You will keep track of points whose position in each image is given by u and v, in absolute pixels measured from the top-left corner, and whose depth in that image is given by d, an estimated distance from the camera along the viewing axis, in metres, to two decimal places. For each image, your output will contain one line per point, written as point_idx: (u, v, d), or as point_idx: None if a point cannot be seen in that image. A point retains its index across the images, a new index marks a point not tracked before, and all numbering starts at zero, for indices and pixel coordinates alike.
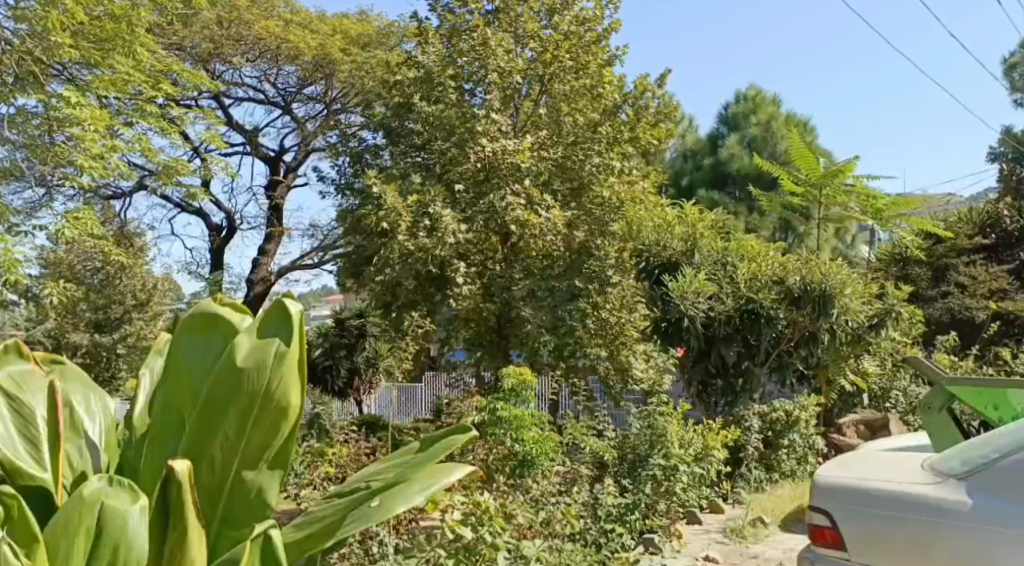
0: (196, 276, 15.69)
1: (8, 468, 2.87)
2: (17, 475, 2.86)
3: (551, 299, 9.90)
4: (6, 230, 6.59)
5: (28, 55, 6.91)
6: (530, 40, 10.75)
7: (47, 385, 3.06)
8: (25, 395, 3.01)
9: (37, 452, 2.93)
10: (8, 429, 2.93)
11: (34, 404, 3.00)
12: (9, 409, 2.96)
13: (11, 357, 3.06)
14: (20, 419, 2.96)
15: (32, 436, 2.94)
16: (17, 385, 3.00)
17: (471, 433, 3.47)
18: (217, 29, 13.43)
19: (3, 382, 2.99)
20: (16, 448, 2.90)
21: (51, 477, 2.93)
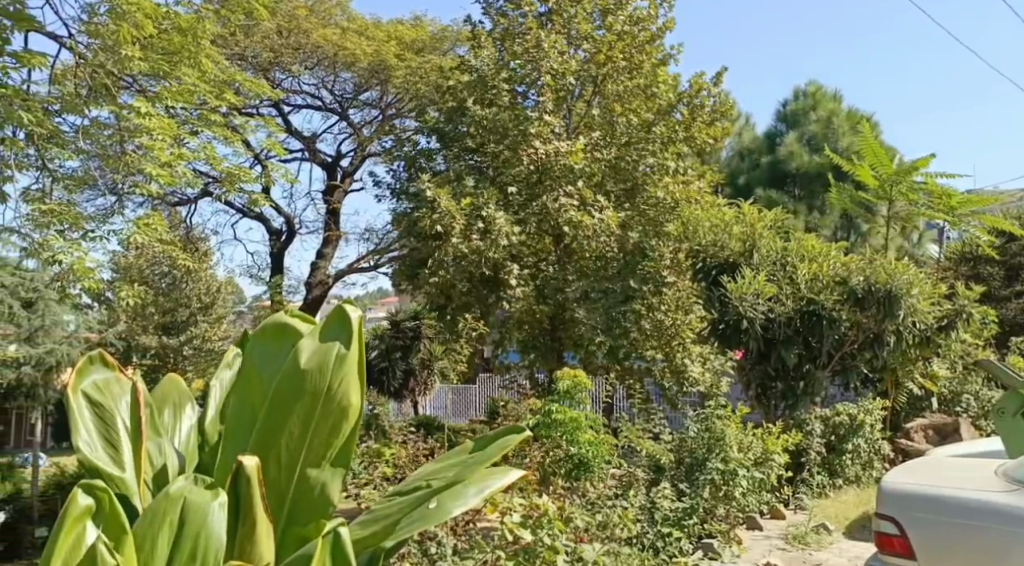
0: (257, 279, 15.99)
1: (91, 469, 2.99)
2: (98, 475, 2.98)
3: (606, 300, 9.84)
4: (80, 237, 6.78)
5: (101, 69, 7.04)
6: (584, 42, 10.72)
7: (130, 388, 3.16)
8: (109, 400, 3.11)
9: (118, 455, 3.05)
10: (91, 431, 3.05)
11: (116, 409, 3.10)
12: (92, 415, 3.06)
13: (93, 365, 3.17)
14: (102, 424, 3.06)
15: (113, 440, 3.06)
16: (100, 391, 3.11)
17: (525, 434, 3.42)
18: (278, 39, 13.77)
19: (86, 389, 3.09)
20: (96, 449, 3.02)
21: (130, 476, 3.03)
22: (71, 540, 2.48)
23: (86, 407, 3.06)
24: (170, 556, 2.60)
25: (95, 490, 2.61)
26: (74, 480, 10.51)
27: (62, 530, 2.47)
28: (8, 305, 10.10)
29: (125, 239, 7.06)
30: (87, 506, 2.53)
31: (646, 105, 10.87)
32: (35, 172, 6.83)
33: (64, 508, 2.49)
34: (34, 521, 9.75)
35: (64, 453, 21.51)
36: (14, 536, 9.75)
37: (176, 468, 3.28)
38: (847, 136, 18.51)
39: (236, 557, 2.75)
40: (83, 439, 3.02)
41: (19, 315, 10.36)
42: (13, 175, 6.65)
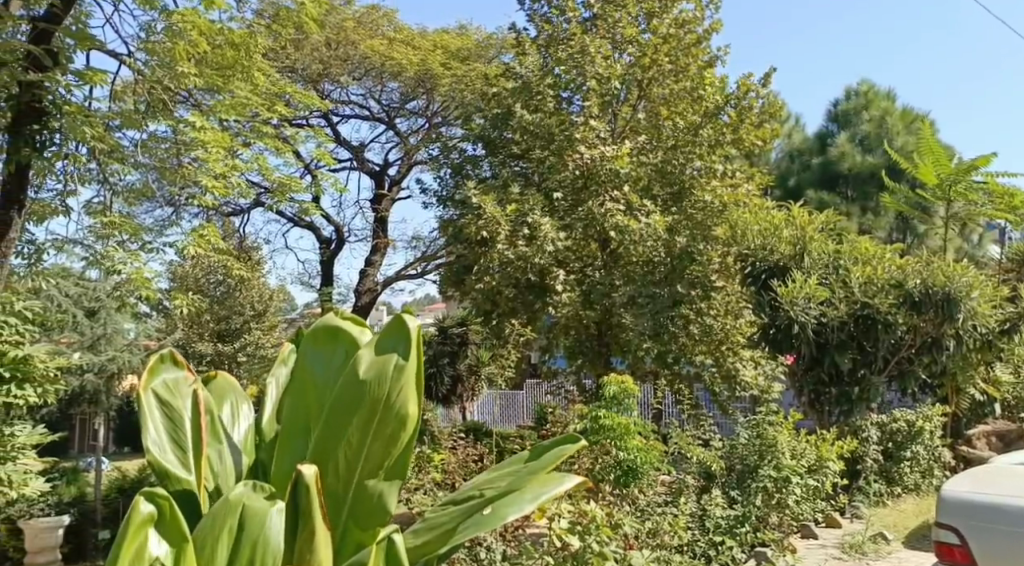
0: (307, 287, 16.20)
1: (157, 469, 3.13)
2: (165, 474, 3.13)
3: (653, 305, 9.56)
4: (140, 247, 6.87)
5: (157, 85, 7.24)
6: (629, 45, 10.73)
7: (195, 391, 3.31)
8: (176, 402, 3.26)
9: (184, 457, 3.18)
10: (160, 432, 3.20)
11: (183, 409, 3.25)
12: (162, 415, 3.21)
13: (164, 365, 3.32)
14: (170, 425, 3.21)
15: (180, 441, 3.20)
16: (169, 391, 3.26)
17: (581, 444, 3.42)
18: (326, 51, 14.00)
19: (157, 389, 3.25)
20: (164, 448, 3.16)
21: (195, 478, 3.16)
22: (133, 549, 2.58)
23: (156, 408, 3.22)
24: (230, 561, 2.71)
25: (157, 498, 2.67)
26: (136, 483, 10.76)
27: (123, 541, 2.56)
28: (72, 314, 10.40)
29: (182, 250, 7.16)
30: (150, 513, 2.62)
31: (693, 107, 10.61)
32: (96, 185, 6.96)
33: (126, 516, 2.59)
34: (98, 524, 10.00)
35: (124, 457, 22.00)
36: (79, 539, 10.02)
37: (235, 472, 3.36)
38: (902, 136, 18.11)
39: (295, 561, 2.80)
40: (152, 438, 3.16)
41: (82, 323, 10.66)
42: (75, 189, 6.93)
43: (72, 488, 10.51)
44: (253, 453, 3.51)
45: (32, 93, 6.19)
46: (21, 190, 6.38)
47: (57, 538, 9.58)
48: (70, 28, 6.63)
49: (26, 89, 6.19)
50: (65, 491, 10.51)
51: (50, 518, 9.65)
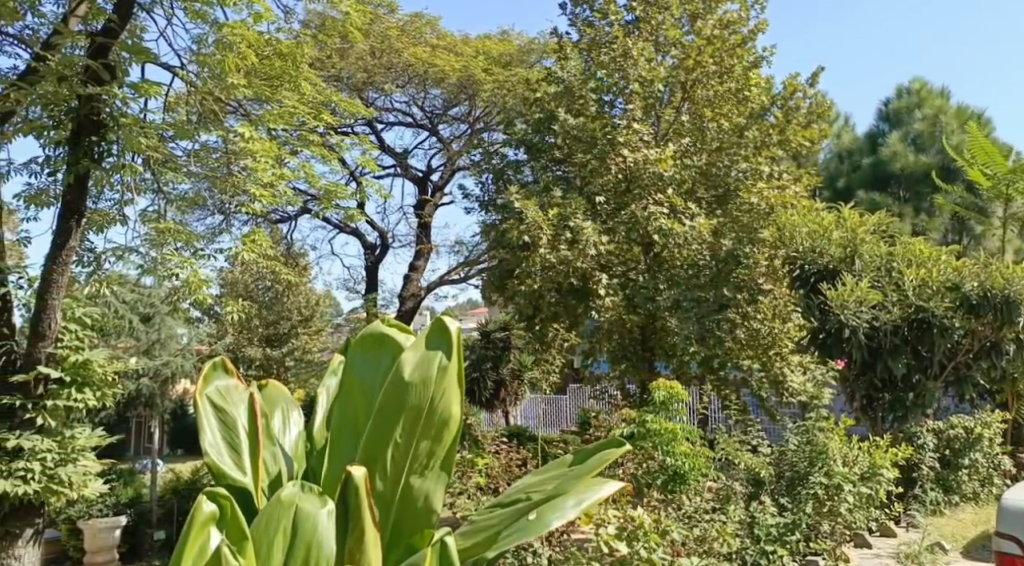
0: (352, 292, 16.32)
1: (214, 470, 3.19)
2: (223, 478, 3.18)
3: (699, 309, 9.45)
4: (193, 254, 7.02)
5: (209, 96, 7.36)
6: (672, 48, 10.66)
7: (247, 397, 3.35)
8: (229, 408, 3.31)
9: (239, 459, 3.23)
10: (216, 436, 3.26)
11: (236, 414, 3.30)
12: (217, 420, 3.27)
13: (217, 373, 3.37)
14: (224, 429, 3.26)
15: (234, 445, 3.25)
16: (223, 398, 3.31)
17: (625, 445, 3.40)
18: (370, 59, 14.09)
19: (211, 396, 3.30)
20: (220, 451, 3.22)
21: (251, 481, 3.21)
22: (196, 549, 2.70)
23: (211, 414, 3.27)
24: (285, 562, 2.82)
25: (219, 498, 2.83)
26: (189, 486, 10.93)
27: (188, 537, 2.69)
28: (126, 320, 10.60)
29: (232, 256, 7.29)
30: (211, 513, 2.75)
31: (738, 109, 10.55)
32: (151, 194, 7.14)
33: (190, 515, 2.72)
34: (153, 525, 10.16)
35: (176, 460, 22.33)
36: (136, 540, 10.20)
37: (289, 474, 3.38)
38: (955, 134, 17.68)
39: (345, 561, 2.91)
40: (209, 442, 3.23)
41: (136, 329, 10.87)
42: (133, 198, 7.04)
43: (129, 490, 10.68)
44: (306, 459, 3.51)
45: (92, 106, 6.41)
46: (82, 199, 6.54)
47: (114, 537, 9.79)
48: (127, 42, 6.73)
49: (87, 103, 6.42)
50: (123, 492, 10.71)
51: (108, 518, 9.85)
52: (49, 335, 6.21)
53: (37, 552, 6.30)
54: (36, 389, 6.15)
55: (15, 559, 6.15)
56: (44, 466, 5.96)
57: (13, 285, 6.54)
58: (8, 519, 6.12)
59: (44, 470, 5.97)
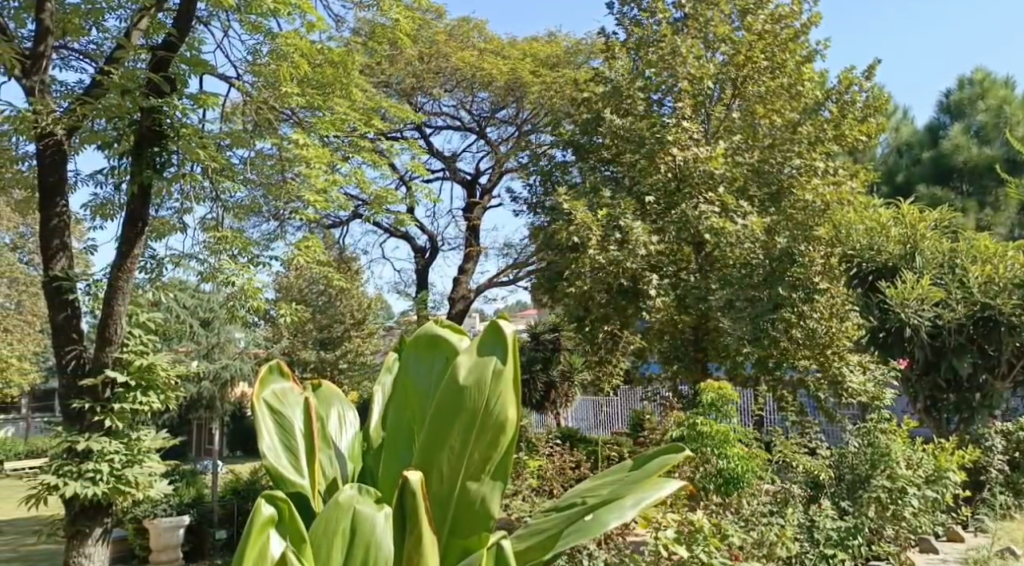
0: (403, 295, 16.43)
1: (273, 473, 3.22)
2: (280, 481, 3.20)
3: (752, 309, 9.34)
4: (249, 261, 7.11)
5: (264, 104, 7.48)
6: (722, 44, 10.44)
7: (303, 399, 3.37)
8: (285, 410, 3.33)
9: (297, 462, 3.26)
10: (274, 439, 3.28)
11: (292, 417, 3.32)
12: (274, 422, 3.30)
13: (273, 376, 3.40)
14: (282, 432, 3.29)
15: (291, 447, 3.28)
16: (279, 400, 3.33)
17: (686, 451, 3.32)
18: (419, 64, 14.18)
19: (268, 398, 3.33)
20: (278, 453, 3.25)
21: (308, 483, 3.23)
22: (257, 548, 2.73)
23: (268, 416, 3.30)
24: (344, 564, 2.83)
25: (277, 500, 2.86)
26: (248, 486, 11.13)
27: (249, 540, 2.72)
28: (187, 323, 10.90)
29: (287, 261, 7.38)
30: (270, 516, 2.78)
31: (791, 104, 10.34)
32: (210, 202, 7.21)
33: (249, 519, 2.74)
34: (215, 525, 10.37)
35: (235, 461, 22.73)
36: (197, 539, 10.40)
37: (344, 478, 3.39)
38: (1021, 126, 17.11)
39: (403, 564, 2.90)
40: (267, 445, 3.26)
41: (197, 333, 11.10)
42: (192, 207, 7.21)
43: (191, 491, 10.92)
44: (362, 459, 3.50)
45: (152, 117, 6.53)
46: (145, 208, 6.65)
47: (177, 537, 9.95)
48: (186, 55, 6.84)
49: (147, 114, 6.55)
50: (185, 492, 10.92)
51: (171, 518, 10.01)
52: (116, 340, 6.39)
53: (106, 551, 6.38)
54: (103, 392, 6.27)
55: (85, 557, 6.27)
56: (112, 467, 6.09)
57: (82, 291, 6.71)
58: (78, 519, 6.23)
59: (113, 470, 6.11)
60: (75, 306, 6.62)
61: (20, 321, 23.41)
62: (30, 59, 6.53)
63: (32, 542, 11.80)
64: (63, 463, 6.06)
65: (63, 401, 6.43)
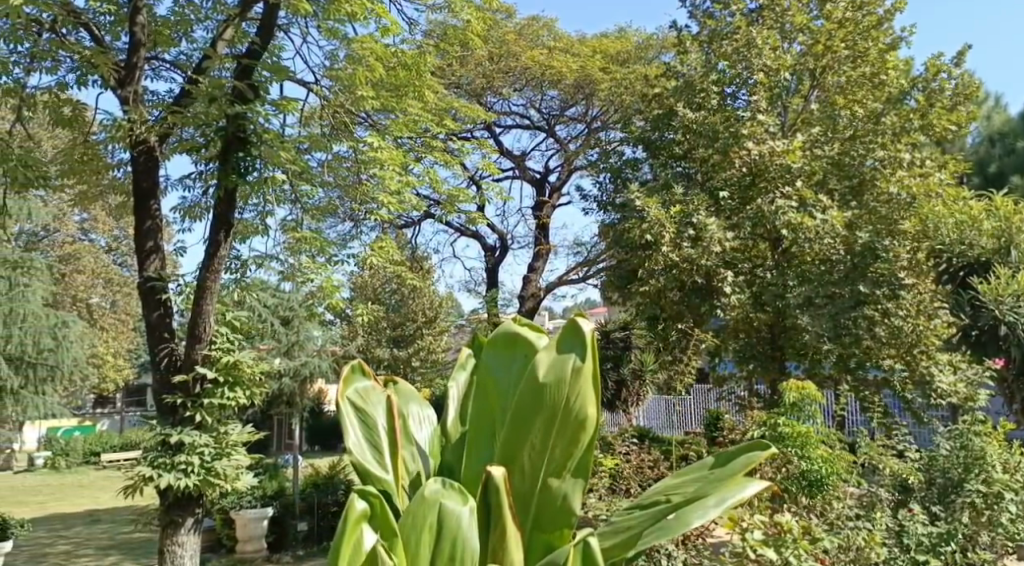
0: (473, 293, 16.53)
1: (359, 469, 3.25)
2: (366, 476, 3.23)
3: (832, 307, 9.03)
4: (327, 260, 7.25)
5: (340, 108, 7.61)
6: (800, 34, 10.31)
7: (386, 397, 3.40)
8: (369, 408, 3.36)
9: (382, 458, 3.29)
10: (358, 436, 3.31)
11: (376, 415, 3.35)
12: (358, 419, 3.33)
13: (355, 376, 3.43)
14: (366, 429, 3.32)
15: (376, 444, 3.31)
16: (363, 399, 3.37)
17: (772, 448, 3.24)
18: (489, 64, 14.21)
19: (352, 397, 3.37)
20: (363, 449, 3.28)
21: (393, 478, 3.25)
22: (352, 542, 2.79)
23: (351, 414, 3.34)
24: (432, 557, 2.88)
25: (369, 496, 2.90)
26: (327, 480, 11.37)
27: (345, 534, 2.78)
28: (268, 323, 11.21)
29: (362, 261, 7.47)
30: (363, 511, 2.84)
31: (874, 94, 10.14)
32: (289, 204, 7.33)
33: (344, 513, 2.81)
34: (296, 517, 10.62)
35: (314, 455, 23.21)
36: (280, 530, 10.61)
37: (427, 473, 3.41)
38: None
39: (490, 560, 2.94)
40: (352, 441, 3.29)
41: (278, 332, 11.41)
42: (273, 209, 7.35)
43: (273, 483, 11.17)
44: (442, 454, 3.51)
45: (237, 123, 6.66)
46: (230, 212, 6.85)
47: (262, 528, 10.24)
48: (268, 62, 7.01)
49: (232, 121, 6.68)
50: (268, 484, 11.12)
51: (256, 509, 10.30)
52: (205, 337, 6.58)
53: (197, 540, 6.56)
54: (193, 387, 6.46)
55: (178, 546, 6.45)
56: (202, 460, 6.26)
57: (173, 291, 6.88)
58: (171, 509, 6.42)
59: (203, 463, 6.27)
60: (167, 306, 6.84)
61: (115, 320, 24.39)
62: (124, 69, 6.78)
63: (126, 530, 12.29)
64: (157, 455, 6.26)
65: (156, 397, 6.65)
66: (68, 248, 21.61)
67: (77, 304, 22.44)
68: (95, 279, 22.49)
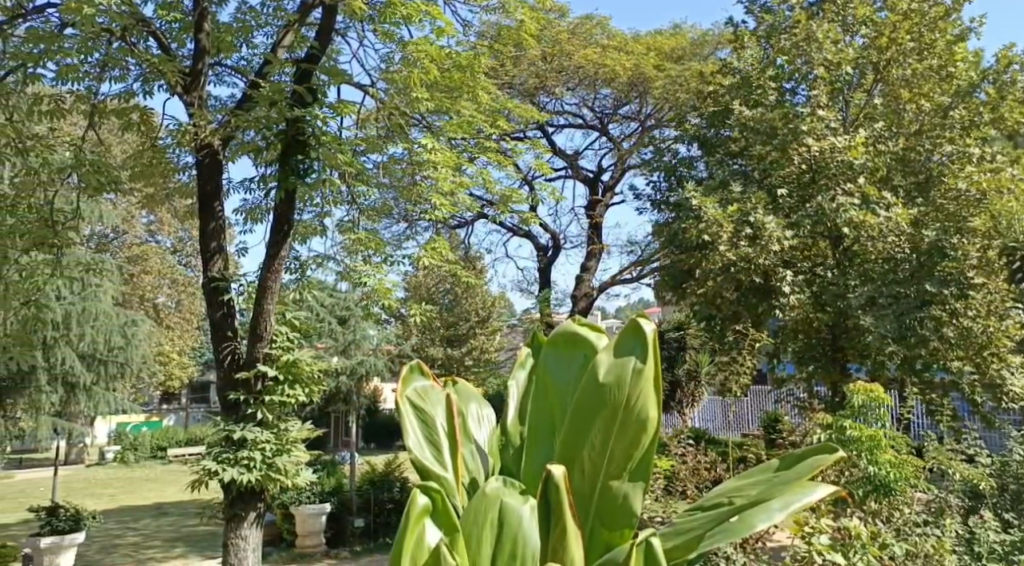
0: (526, 293, 16.51)
1: (419, 467, 3.26)
2: (426, 475, 3.24)
3: (896, 307, 8.63)
4: (384, 260, 7.27)
5: (395, 110, 7.66)
6: (863, 26, 10.18)
7: (444, 397, 3.40)
8: (428, 407, 3.37)
9: (441, 457, 3.29)
10: (418, 435, 3.32)
11: (435, 415, 3.35)
12: (418, 418, 3.33)
13: (414, 375, 3.44)
14: (425, 429, 3.32)
15: (435, 443, 3.31)
16: (422, 398, 3.37)
17: (840, 451, 3.15)
18: (542, 64, 14.15)
19: (411, 396, 3.37)
20: (422, 448, 3.28)
21: (453, 477, 3.26)
22: (415, 537, 2.82)
23: (411, 413, 3.34)
24: (493, 554, 2.87)
25: (432, 491, 2.93)
26: (383, 478, 11.47)
27: (407, 527, 2.82)
28: (325, 322, 11.36)
29: (417, 261, 7.50)
30: (425, 506, 2.86)
31: (942, 87, 9.95)
32: (346, 206, 7.42)
33: (406, 507, 2.84)
34: (353, 513, 10.73)
35: (369, 453, 23.47)
36: (338, 526, 10.74)
37: (486, 472, 3.40)
38: None
39: (551, 559, 2.92)
40: (412, 440, 3.30)
41: (335, 331, 11.56)
42: (331, 210, 7.44)
43: (331, 480, 11.31)
44: (501, 453, 3.49)
45: (297, 127, 6.82)
46: (290, 214, 6.98)
47: (320, 523, 10.37)
48: (326, 66, 7.11)
49: (293, 124, 6.84)
50: (326, 481, 11.25)
51: (315, 504, 10.43)
52: (266, 335, 6.68)
53: (260, 535, 6.65)
54: (255, 385, 6.57)
55: (241, 539, 6.55)
56: (264, 455, 6.35)
57: (235, 292, 7.01)
58: (234, 503, 6.54)
59: (265, 458, 6.37)
60: (230, 306, 6.95)
61: (179, 320, 24.97)
62: (189, 76, 6.94)
63: (191, 524, 12.57)
64: (221, 450, 6.36)
65: (220, 394, 6.76)
66: (136, 249, 22.21)
67: (144, 303, 23.02)
68: (161, 279, 23.04)
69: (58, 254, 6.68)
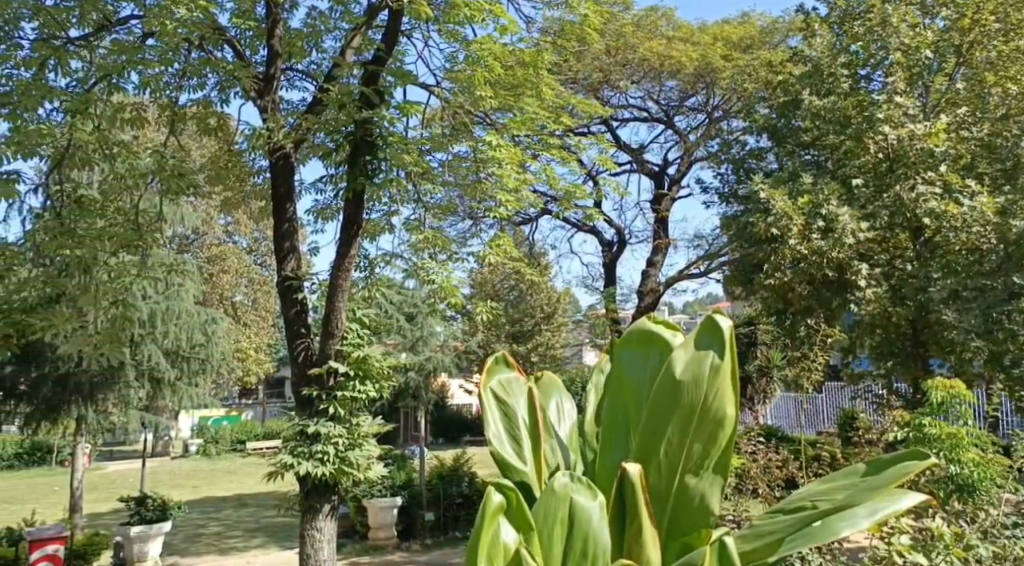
0: (592, 289, 16.42)
1: (499, 459, 3.28)
2: (506, 467, 3.27)
3: (981, 299, 8.27)
4: (449, 258, 7.39)
5: (460, 109, 7.72)
6: (943, 8, 9.89)
7: (527, 390, 3.42)
8: (510, 400, 3.39)
9: (521, 450, 3.31)
10: (499, 427, 3.35)
11: (517, 407, 3.37)
12: (500, 411, 3.36)
13: (498, 366, 3.47)
14: (506, 421, 3.35)
15: (516, 436, 3.33)
16: (505, 390, 3.40)
17: (931, 458, 3.03)
18: (606, 58, 14.01)
19: (493, 388, 3.41)
20: (503, 440, 3.31)
21: (532, 471, 3.27)
22: (489, 534, 2.84)
23: (494, 405, 3.37)
24: (564, 552, 2.87)
25: (505, 489, 2.96)
26: (451, 472, 11.56)
27: (482, 525, 2.84)
28: (395, 319, 11.53)
29: (482, 258, 7.52)
30: (498, 503, 2.89)
31: None
32: (412, 204, 7.50)
33: (481, 505, 2.87)
34: (423, 506, 10.82)
35: (438, 447, 23.69)
36: (409, 519, 10.85)
37: (567, 467, 3.37)
38: None
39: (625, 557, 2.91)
40: (492, 431, 3.32)
41: (403, 327, 11.70)
42: (399, 209, 7.55)
43: (402, 474, 11.44)
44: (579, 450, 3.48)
45: (365, 129, 6.89)
46: (359, 213, 7.07)
47: (392, 516, 10.52)
48: (393, 68, 7.20)
49: (361, 126, 6.94)
50: (396, 475, 11.38)
51: (386, 498, 10.59)
52: (337, 332, 6.78)
53: (335, 525, 6.75)
54: (328, 381, 6.70)
55: (316, 531, 6.66)
56: (337, 450, 6.49)
57: (307, 289, 7.19)
58: (309, 495, 6.69)
59: (337, 452, 6.51)
60: (304, 303, 7.10)
61: (255, 317, 25.61)
62: (264, 81, 7.11)
63: (269, 516, 12.89)
64: (296, 444, 6.51)
65: (295, 390, 6.93)
66: (213, 249, 22.87)
67: (222, 302, 23.69)
68: (238, 278, 23.67)
69: (144, 255, 6.93)
